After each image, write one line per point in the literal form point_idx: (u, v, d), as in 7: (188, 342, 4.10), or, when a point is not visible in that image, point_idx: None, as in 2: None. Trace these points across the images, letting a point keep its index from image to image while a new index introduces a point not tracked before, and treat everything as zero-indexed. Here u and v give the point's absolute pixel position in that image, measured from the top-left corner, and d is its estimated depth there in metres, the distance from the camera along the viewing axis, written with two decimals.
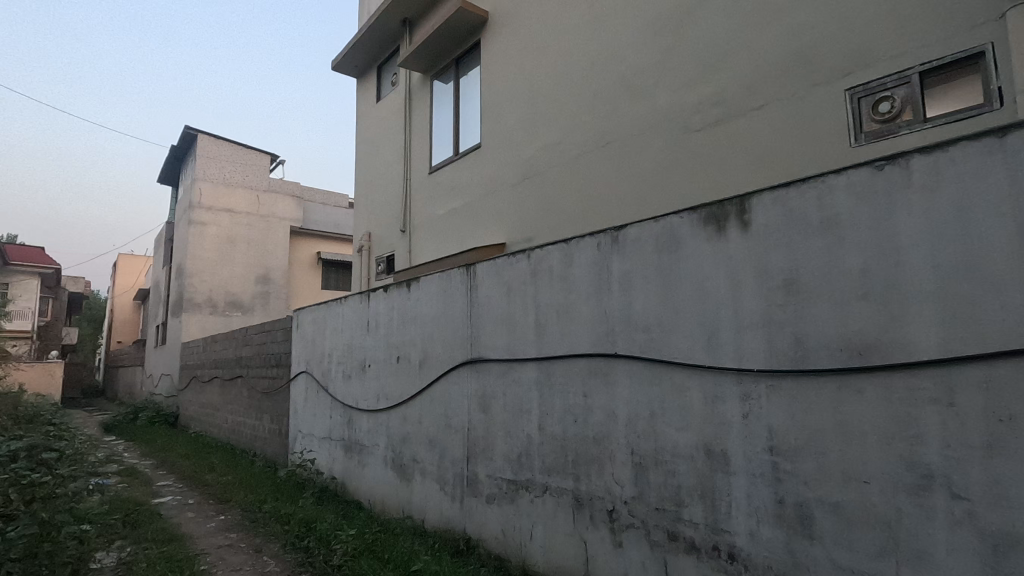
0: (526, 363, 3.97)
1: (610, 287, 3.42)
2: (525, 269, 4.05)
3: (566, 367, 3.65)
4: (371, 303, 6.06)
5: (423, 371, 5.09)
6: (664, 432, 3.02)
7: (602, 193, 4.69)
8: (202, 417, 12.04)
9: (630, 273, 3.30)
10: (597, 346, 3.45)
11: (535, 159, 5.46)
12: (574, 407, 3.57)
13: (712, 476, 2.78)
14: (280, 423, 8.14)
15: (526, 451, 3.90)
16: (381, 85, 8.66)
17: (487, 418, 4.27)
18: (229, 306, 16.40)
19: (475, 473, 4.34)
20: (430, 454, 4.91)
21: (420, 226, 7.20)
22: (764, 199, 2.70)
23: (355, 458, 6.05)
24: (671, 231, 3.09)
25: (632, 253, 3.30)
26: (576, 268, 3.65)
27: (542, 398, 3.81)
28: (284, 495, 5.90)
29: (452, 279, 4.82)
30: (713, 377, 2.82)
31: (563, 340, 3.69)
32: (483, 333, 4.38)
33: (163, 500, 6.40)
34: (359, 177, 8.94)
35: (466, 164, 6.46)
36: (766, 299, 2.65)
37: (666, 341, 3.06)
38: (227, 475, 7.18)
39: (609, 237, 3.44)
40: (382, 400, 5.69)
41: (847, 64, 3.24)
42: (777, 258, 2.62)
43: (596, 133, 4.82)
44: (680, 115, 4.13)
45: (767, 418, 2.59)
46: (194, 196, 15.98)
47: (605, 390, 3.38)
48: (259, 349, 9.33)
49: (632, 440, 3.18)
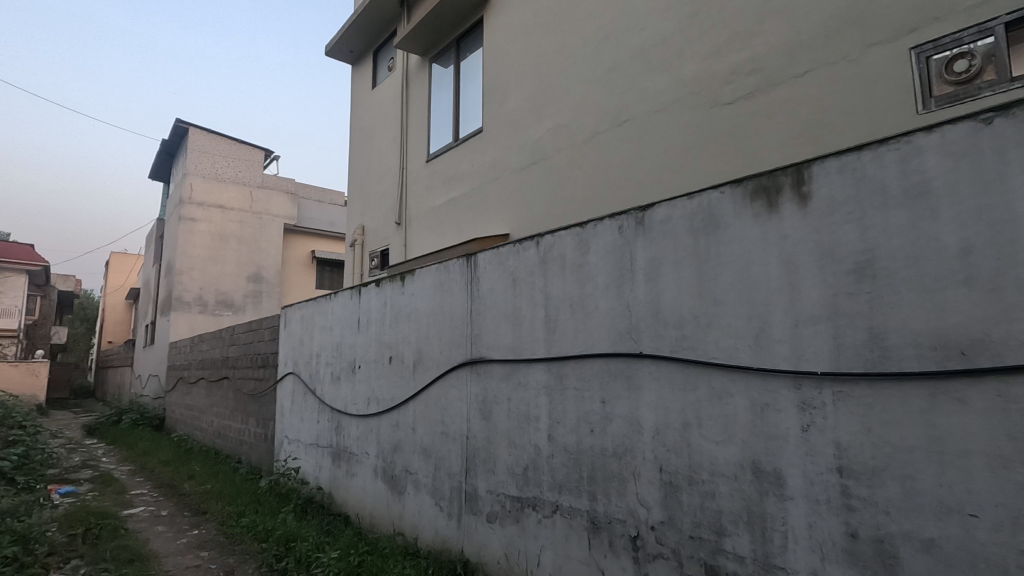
0: (534, 364, 3.50)
1: (633, 276, 2.95)
2: (533, 258, 3.59)
3: (581, 369, 3.18)
4: (363, 299, 5.60)
5: (418, 372, 4.62)
6: (700, 446, 2.56)
7: (617, 177, 4.25)
8: (187, 420, 11.52)
9: (658, 259, 2.84)
10: (617, 344, 2.99)
11: (542, 142, 5.00)
12: (590, 414, 3.10)
13: (761, 500, 2.31)
14: (266, 428, 7.63)
15: (532, 465, 3.42)
16: (377, 70, 8.20)
17: (488, 426, 3.80)
18: (220, 305, 15.89)
19: (474, 487, 3.87)
20: (424, 465, 4.43)
21: (416, 218, 6.75)
22: (826, 166, 2.25)
23: (343, 467, 5.55)
24: (709, 209, 2.64)
25: (660, 237, 2.84)
26: (592, 256, 3.19)
27: (552, 405, 3.34)
28: (265, 507, 5.41)
29: (450, 271, 4.36)
30: (763, 382, 2.35)
31: (577, 337, 3.22)
32: (485, 330, 3.91)
33: (134, 511, 5.90)
34: (353, 168, 8.48)
35: (466, 150, 6.00)
36: (832, 288, 2.18)
37: (702, 339, 2.60)
38: (207, 484, 6.68)
39: (633, 219, 2.98)
40: (372, 404, 5.22)
41: (912, 19, 2.80)
42: (846, 237, 2.16)
43: (611, 111, 4.37)
44: (708, 87, 3.69)
45: (834, 432, 2.12)
46: (185, 190, 15.47)
47: (627, 397, 2.91)
48: (246, 349, 8.84)
49: (660, 453, 2.71)
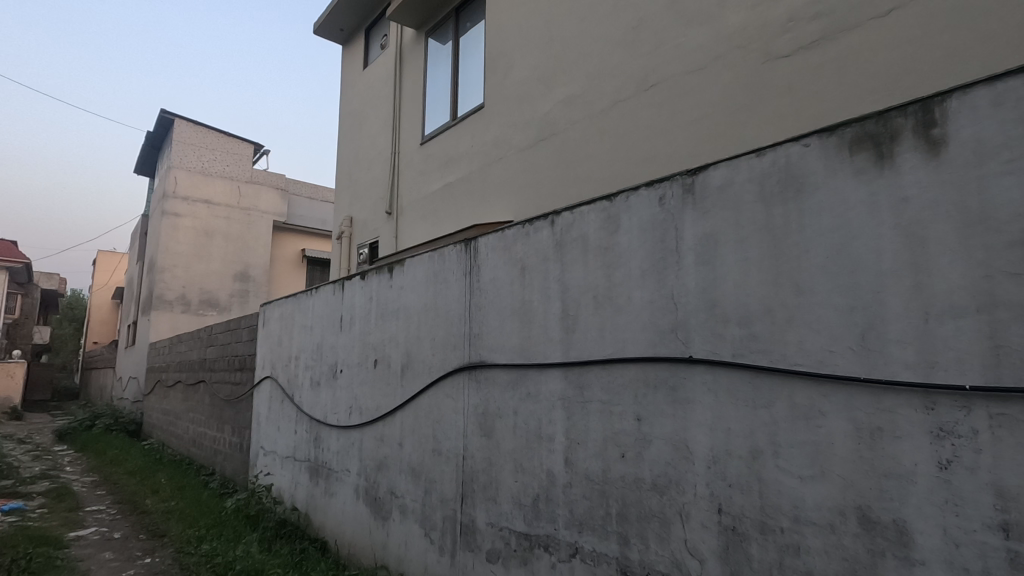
0: (547, 370, 2.85)
1: (679, 260, 2.31)
2: (547, 241, 2.95)
3: (608, 378, 2.53)
4: (346, 294, 4.94)
5: (406, 378, 3.97)
6: (777, 482, 1.91)
7: (643, 151, 3.63)
8: (163, 426, 10.79)
9: (714, 237, 2.20)
10: (658, 347, 2.34)
11: (552, 115, 4.38)
12: (621, 435, 2.45)
13: (875, 563, 1.67)
14: (241, 436, 6.94)
15: (544, 496, 2.77)
16: (369, 49, 7.56)
17: (490, 445, 3.14)
18: (203, 305, 15.18)
19: (471, 518, 3.20)
20: (411, 488, 3.76)
21: (408, 207, 6.10)
22: (972, 98, 1.62)
23: (321, 485, 4.88)
24: (788, 168, 2.01)
25: (717, 207, 2.21)
26: (623, 235, 2.55)
27: (571, 420, 2.69)
28: (228, 531, 4.73)
29: (446, 260, 3.71)
30: (875, 399, 1.71)
31: (603, 337, 2.57)
32: (487, 328, 3.27)
33: (81, 533, 5.21)
34: (341, 154, 7.82)
35: (465, 130, 5.37)
36: (984, 269, 1.55)
37: (778, 339, 1.96)
38: (171, 500, 5.98)
39: (679, 187, 2.35)
40: (354, 414, 4.56)
41: None
42: (1008, 196, 1.53)
43: (635, 76, 3.75)
44: (759, 37, 3.07)
45: (994, 473, 1.48)
46: (168, 184, 14.78)
47: (671, 414, 2.26)
48: (224, 350, 8.14)
49: (718, 489, 2.07)
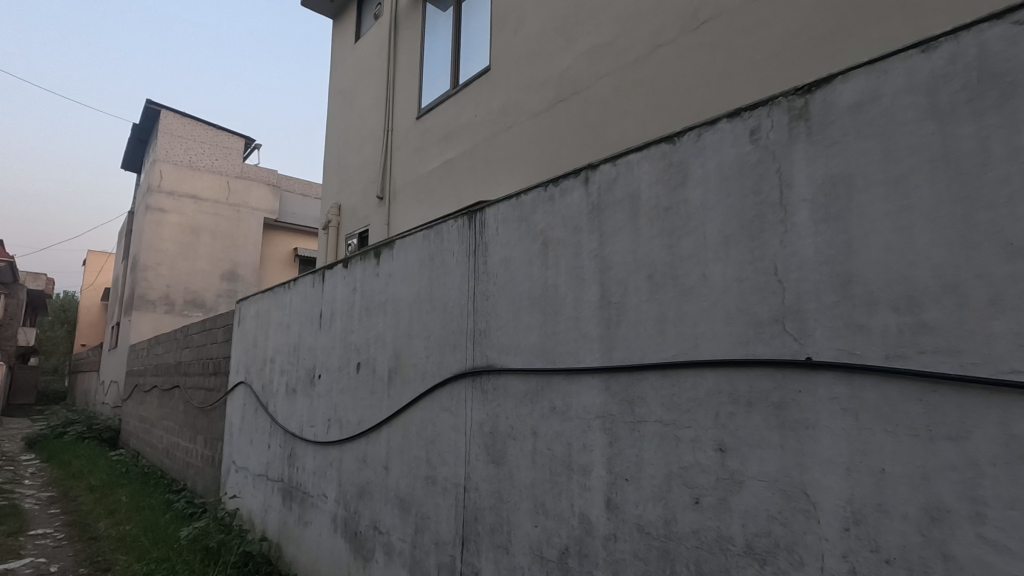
0: (580, 378, 2.10)
1: (786, 217, 1.58)
2: (579, 205, 2.22)
3: (671, 390, 1.79)
4: (326, 285, 4.20)
5: (393, 384, 3.23)
6: (980, 563, 1.18)
7: (692, 104, 2.91)
8: (139, 435, 9.98)
9: (847, 182, 1.47)
10: (753, 346, 1.60)
11: (574, 71, 3.65)
12: (694, 473, 1.70)
13: None
14: (213, 449, 6.16)
15: (575, 550, 2.03)
16: (362, 21, 6.85)
17: (500, 475, 2.39)
18: (189, 305, 14.39)
19: (473, 570, 2.45)
20: (398, 524, 3.00)
21: (403, 190, 5.38)
22: None
23: (295, 511, 4.11)
24: (982, 63, 1.28)
25: (850, 135, 1.48)
26: (693, 189, 1.82)
27: (615, 448, 1.94)
28: (182, 566, 3.97)
29: (443, 238, 2.98)
30: None
31: (663, 333, 1.83)
32: (497, 321, 2.53)
33: (11, 566, 4.45)
34: (331, 137, 7.09)
35: (467, 99, 4.65)
36: None
37: (975, 332, 1.22)
38: (126, 524, 5.20)
39: (782, 114, 1.63)
40: (333, 428, 3.80)
41: None
42: None
43: (680, 12, 3.02)
44: None
45: None
46: (153, 178, 14.03)
47: (779, 445, 1.52)
48: (199, 353, 7.37)
49: (865, 567, 1.33)
